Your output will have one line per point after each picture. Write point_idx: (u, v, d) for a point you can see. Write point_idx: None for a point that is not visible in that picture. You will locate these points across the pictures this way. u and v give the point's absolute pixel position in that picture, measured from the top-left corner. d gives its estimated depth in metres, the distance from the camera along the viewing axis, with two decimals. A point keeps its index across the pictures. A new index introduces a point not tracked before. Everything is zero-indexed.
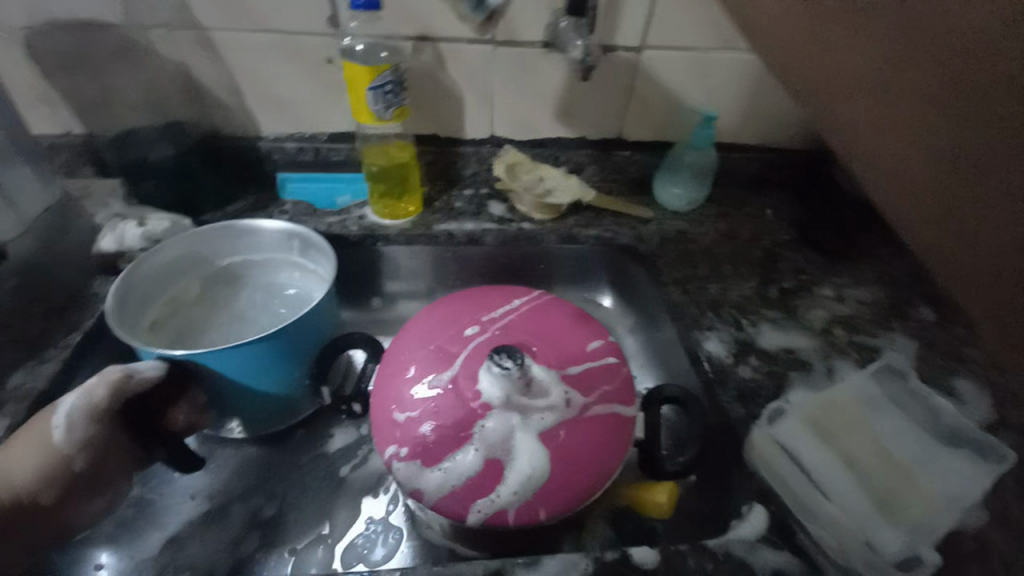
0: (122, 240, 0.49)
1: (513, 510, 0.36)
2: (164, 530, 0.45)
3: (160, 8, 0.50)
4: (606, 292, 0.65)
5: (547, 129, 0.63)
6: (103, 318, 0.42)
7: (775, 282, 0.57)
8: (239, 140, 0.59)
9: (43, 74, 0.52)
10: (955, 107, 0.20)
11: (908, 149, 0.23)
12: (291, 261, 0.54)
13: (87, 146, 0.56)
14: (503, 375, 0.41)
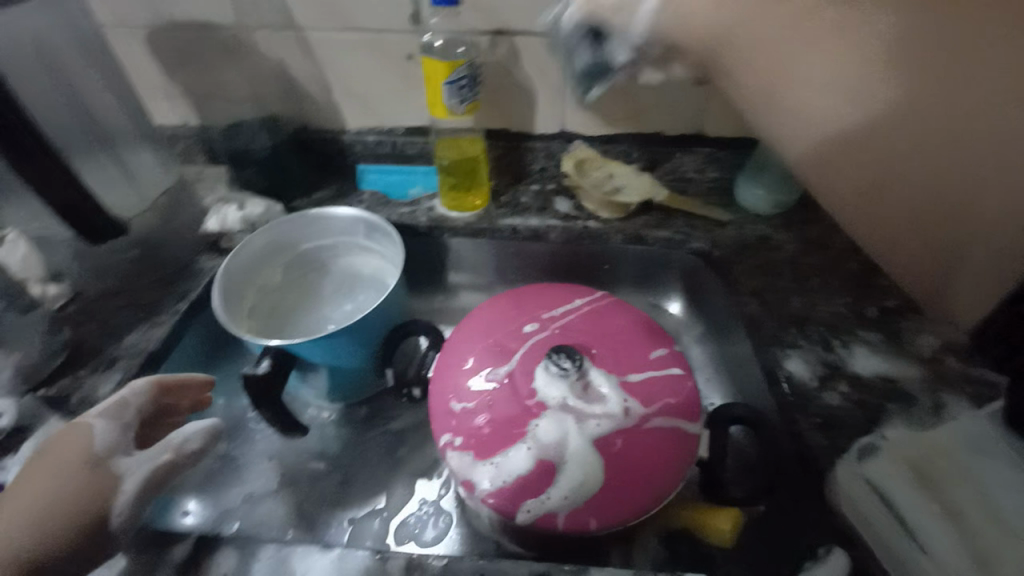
0: (225, 222, 0.55)
1: (562, 514, 0.36)
2: (242, 488, 0.49)
3: (263, 10, 0.54)
4: (674, 298, 0.61)
5: (621, 124, 0.61)
6: (220, 309, 0.47)
7: (875, 298, 0.51)
8: (326, 133, 0.63)
9: (167, 72, 0.58)
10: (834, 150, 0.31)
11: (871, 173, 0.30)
12: (358, 244, 0.57)
13: (201, 136, 0.63)
14: (561, 377, 0.41)
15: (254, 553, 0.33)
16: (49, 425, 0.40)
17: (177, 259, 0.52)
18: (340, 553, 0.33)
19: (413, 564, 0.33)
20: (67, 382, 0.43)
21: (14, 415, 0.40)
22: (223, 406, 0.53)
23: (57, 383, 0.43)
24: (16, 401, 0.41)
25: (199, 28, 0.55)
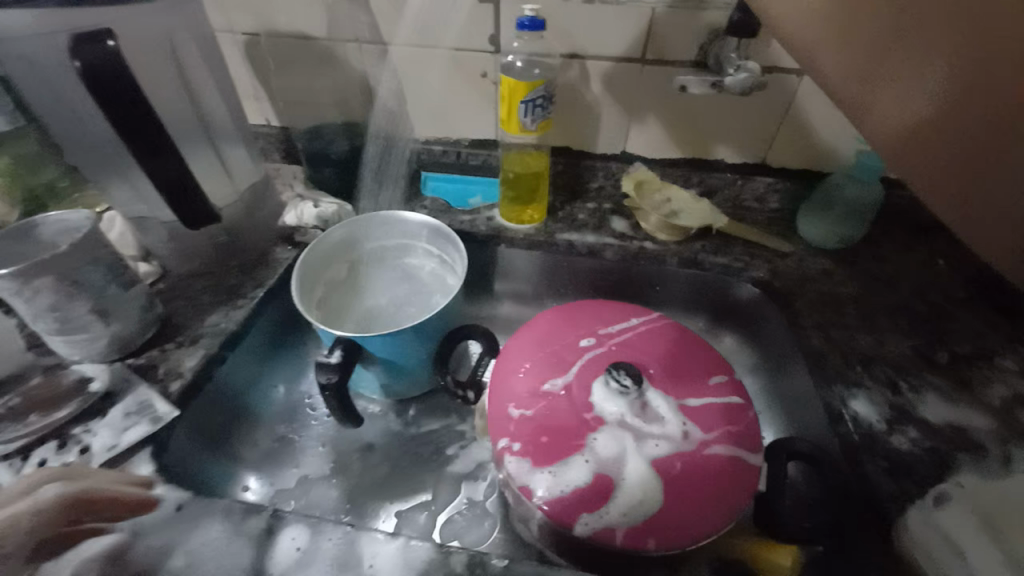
0: (301, 216, 0.59)
1: (621, 530, 0.36)
2: (299, 470, 0.52)
3: (356, 25, 0.57)
4: (726, 324, 0.61)
5: (682, 151, 0.62)
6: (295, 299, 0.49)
7: (946, 343, 0.49)
8: (396, 142, 0.67)
9: (261, 76, 0.63)
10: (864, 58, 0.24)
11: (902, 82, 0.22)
12: (420, 248, 0.60)
13: (282, 138, 0.67)
14: (621, 395, 0.42)
15: (325, 534, 0.35)
16: (136, 394, 0.43)
17: (258, 246, 0.57)
18: (405, 542, 0.34)
19: (475, 561, 0.33)
20: (155, 353, 0.46)
21: (105, 381, 0.43)
22: (285, 393, 0.57)
23: (145, 354, 0.46)
24: (107, 367, 0.44)
25: (294, 37, 0.59)
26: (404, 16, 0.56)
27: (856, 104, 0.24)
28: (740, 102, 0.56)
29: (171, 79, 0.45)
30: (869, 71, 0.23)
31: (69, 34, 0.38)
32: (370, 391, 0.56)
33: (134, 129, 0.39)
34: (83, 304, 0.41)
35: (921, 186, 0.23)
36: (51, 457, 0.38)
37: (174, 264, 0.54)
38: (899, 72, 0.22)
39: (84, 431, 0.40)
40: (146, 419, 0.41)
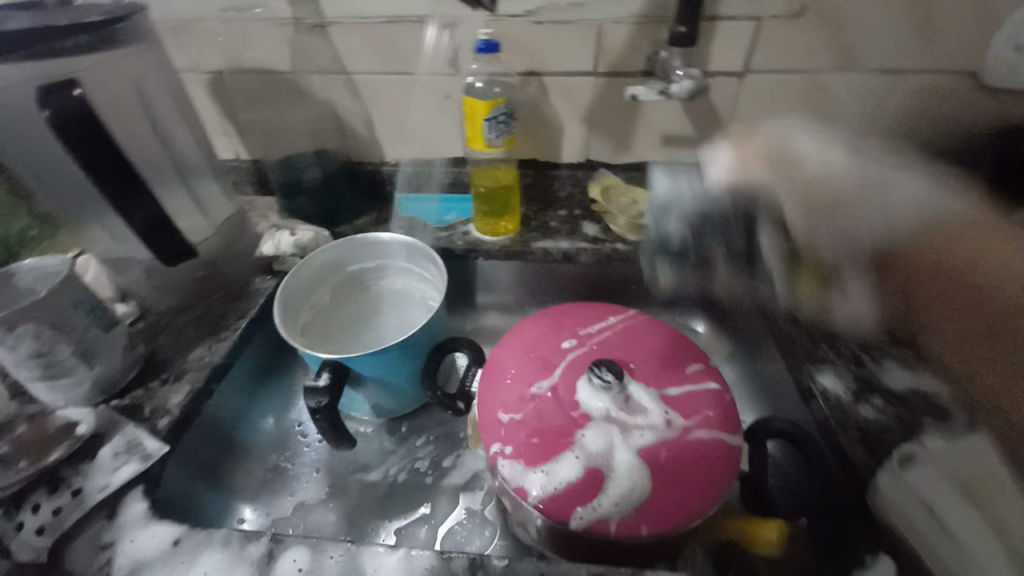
0: (278, 245, 0.59)
1: (614, 520, 0.37)
2: (294, 496, 0.52)
3: (319, 56, 0.59)
4: (700, 316, 0.64)
5: (643, 155, 0.65)
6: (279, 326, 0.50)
7: None
8: (368, 166, 0.69)
9: (229, 111, 0.64)
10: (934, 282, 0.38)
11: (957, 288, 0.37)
12: (401, 267, 0.61)
13: (253, 170, 0.68)
14: (605, 390, 0.44)
15: (326, 553, 0.35)
16: (124, 433, 0.42)
17: (239, 280, 0.59)
18: (407, 553, 0.35)
19: (476, 563, 0.34)
20: (140, 393, 0.46)
21: (92, 423, 0.42)
22: (275, 424, 0.57)
23: (130, 395, 0.46)
24: (92, 409, 0.44)
25: (260, 72, 0.61)
26: (366, 46, 0.58)
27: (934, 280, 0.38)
28: (691, 106, 0.60)
29: (140, 123, 0.46)
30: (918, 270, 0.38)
31: (37, 83, 0.38)
32: (363, 413, 0.56)
33: (105, 173, 0.39)
34: (66, 346, 0.41)
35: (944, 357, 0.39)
36: (44, 502, 0.38)
37: (152, 303, 0.54)
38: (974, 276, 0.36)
39: (75, 473, 0.40)
40: (136, 456, 0.41)
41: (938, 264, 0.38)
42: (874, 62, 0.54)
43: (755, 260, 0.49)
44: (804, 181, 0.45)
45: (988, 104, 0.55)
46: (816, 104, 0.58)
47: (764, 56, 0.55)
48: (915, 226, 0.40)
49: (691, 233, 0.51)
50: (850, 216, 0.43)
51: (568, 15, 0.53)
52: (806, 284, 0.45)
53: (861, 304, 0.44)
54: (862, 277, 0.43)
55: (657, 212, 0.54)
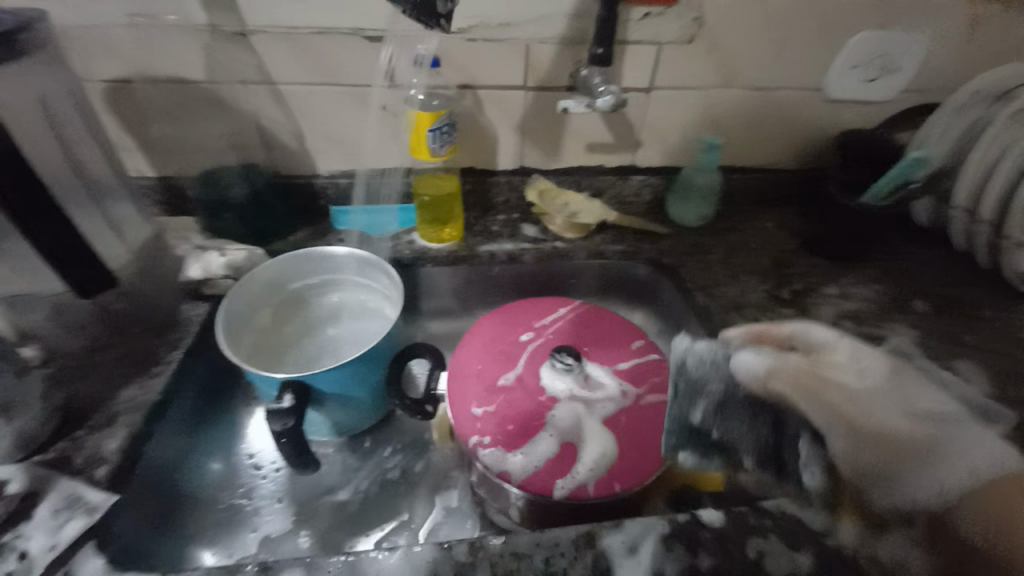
0: (208, 268, 0.55)
1: (591, 483, 0.41)
2: (258, 532, 0.49)
3: (241, 66, 0.56)
4: (633, 302, 0.72)
5: (571, 161, 0.72)
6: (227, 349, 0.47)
7: (786, 284, 0.65)
8: (299, 178, 0.66)
9: (132, 125, 0.58)
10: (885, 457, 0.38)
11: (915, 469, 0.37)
12: (348, 279, 0.60)
13: (165, 188, 0.62)
14: (567, 372, 0.48)
15: (322, 566, 0.35)
16: (61, 489, 0.38)
17: (164, 308, 0.53)
18: (406, 552, 0.36)
19: (475, 547, 0.36)
20: (68, 444, 0.41)
21: (25, 479, 0.38)
22: (223, 463, 0.53)
23: (55, 447, 0.41)
24: (19, 467, 0.39)
25: (171, 82, 0.56)
26: (294, 57, 0.56)
27: (889, 475, 0.37)
28: (609, 117, 0.67)
29: (45, 139, 0.41)
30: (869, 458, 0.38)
31: None
32: (322, 434, 0.54)
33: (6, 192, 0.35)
34: None
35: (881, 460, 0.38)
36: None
37: (59, 343, 0.48)
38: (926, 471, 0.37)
39: (16, 536, 0.35)
40: (83, 511, 0.36)
41: (930, 437, 0.39)
42: (747, 81, 0.66)
43: (784, 464, 0.42)
44: (829, 401, 0.41)
45: (825, 114, 0.70)
46: (707, 115, 0.69)
47: (666, 74, 0.64)
48: (896, 414, 0.40)
49: (706, 415, 0.44)
50: (857, 392, 0.41)
51: (497, 34, 0.57)
52: (830, 371, 0.43)
53: (928, 403, 0.41)
54: (906, 397, 0.42)
55: (681, 390, 0.45)
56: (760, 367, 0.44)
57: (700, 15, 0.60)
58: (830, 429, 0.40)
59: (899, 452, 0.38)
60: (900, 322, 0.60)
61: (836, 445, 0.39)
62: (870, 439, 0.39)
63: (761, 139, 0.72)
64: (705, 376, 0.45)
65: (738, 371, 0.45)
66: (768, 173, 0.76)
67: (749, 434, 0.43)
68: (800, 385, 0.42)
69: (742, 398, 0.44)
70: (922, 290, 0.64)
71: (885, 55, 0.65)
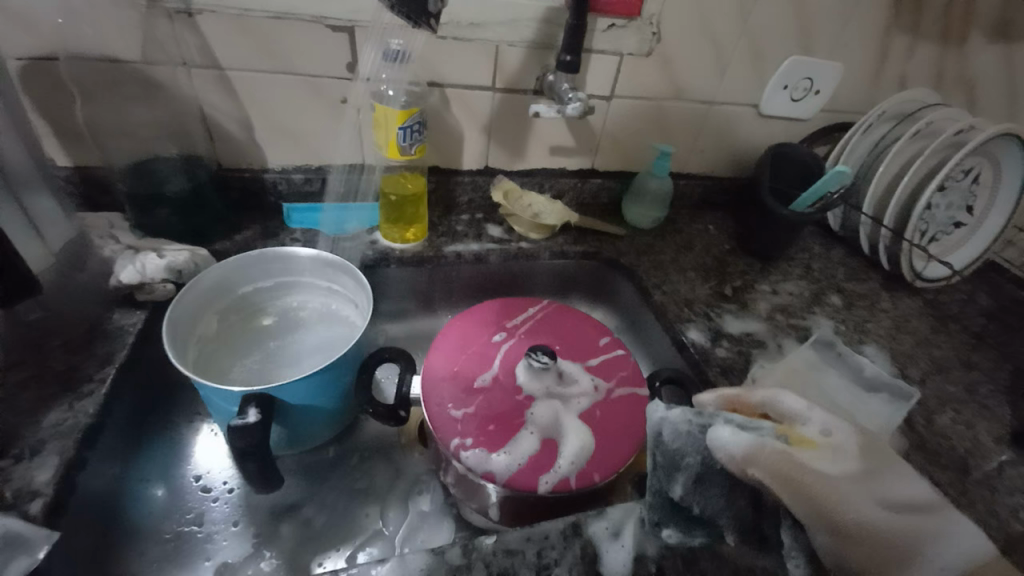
0: (144, 270, 0.48)
1: (573, 476, 0.42)
2: (212, 560, 0.45)
3: (182, 47, 0.51)
4: (593, 301, 0.75)
5: (534, 162, 0.73)
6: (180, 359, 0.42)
7: (728, 282, 0.71)
8: (247, 172, 0.61)
9: (42, 105, 0.50)
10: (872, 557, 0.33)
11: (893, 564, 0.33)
12: (305, 282, 0.56)
13: (83, 179, 0.55)
14: (544, 371, 0.49)
15: None
16: None
17: (93, 315, 0.47)
18: (398, 560, 0.35)
19: (468, 548, 0.36)
20: None
21: None
22: (167, 489, 0.48)
23: None
24: None
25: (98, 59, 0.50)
26: (244, 41, 0.52)
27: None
28: (572, 122, 0.70)
29: None
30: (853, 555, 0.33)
31: None
32: (284, 448, 0.51)
33: None
34: None
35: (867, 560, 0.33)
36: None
37: None
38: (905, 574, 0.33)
39: None
40: (21, 552, 0.32)
41: (914, 533, 0.34)
42: (695, 95, 0.72)
43: (764, 534, 0.37)
44: (814, 493, 0.34)
45: (760, 128, 0.78)
46: (659, 124, 0.74)
47: (624, 83, 0.68)
48: (885, 511, 0.34)
49: (687, 491, 0.38)
50: (836, 481, 0.35)
51: (468, 34, 0.57)
52: (804, 449, 0.38)
53: (910, 492, 0.36)
54: (880, 484, 0.36)
55: (660, 463, 0.39)
56: (737, 449, 0.37)
57: (658, 30, 0.64)
58: (815, 525, 0.34)
59: (886, 551, 0.33)
60: (822, 314, 0.68)
61: (822, 541, 0.34)
62: (858, 542, 0.33)
63: (705, 148, 0.79)
64: (682, 449, 0.39)
65: (715, 450, 0.38)
66: (710, 180, 0.82)
67: (728, 508, 0.37)
68: (780, 474, 0.35)
69: (719, 473, 0.38)
70: (838, 286, 0.73)
71: (809, 79, 0.74)
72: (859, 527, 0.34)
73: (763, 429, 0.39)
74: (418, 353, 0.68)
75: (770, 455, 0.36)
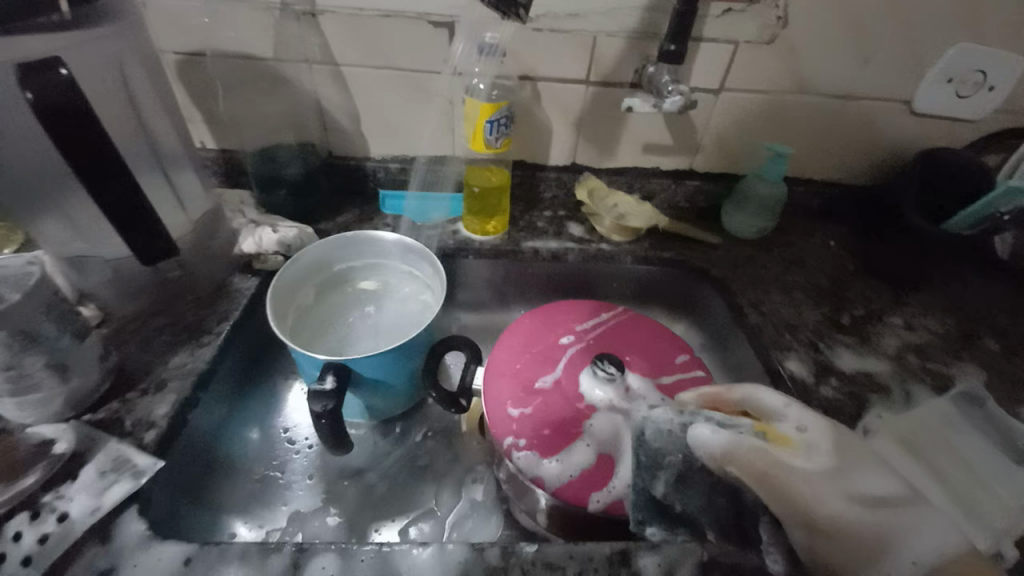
0: (260, 243, 0.55)
1: (628, 498, 0.39)
2: (286, 507, 0.50)
3: (306, 46, 0.57)
4: (676, 313, 0.69)
5: (624, 161, 0.69)
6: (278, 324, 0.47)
7: (846, 309, 0.61)
8: (351, 160, 0.66)
9: (198, 97, 0.60)
10: (842, 550, 0.32)
11: (861, 556, 0.32)
12: (391, 265, 0.60)
13: (224, 161, 0.64)
14: (609, 382, 0.47)
15: (355, 554, 0.35)
16: (108, 449, 0.39)
17: (215, 279, 0.54)
18: (438, 549, 0.36)
19: (508, 551, 0.36)
20: (117, 406, 0.43)
21: (71, 439, 0.39)
22: (260, 438, 0.54)
23: (106, 408, 0.43)
24: (68, 424, 0.40)
25: (242, 58, 0.57)
26: (357, 40, 0.56)
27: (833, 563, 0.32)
28: (671, 118, 0.65)
29: (121, 109, 0.43)
30: (823, 547, 0.32)
31: (11, 61, 0.34)
32: (357, 416, 0.55)
33: (86, 162, 0.36)
34: (39, 359, 0.37)
35: (834, 549, 0.32)
36: (26, 530, 0.34)
37: (118, 304, 0.50)
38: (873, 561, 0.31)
39: (57, 497, 0.36)
40: (127, 474, 0.38)
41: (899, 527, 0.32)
42: (825, 87, 0.62)
43: (747, 533, 0.38)
44: (791, 496, 0.33)
45: (908, 128, 0.65)
46: (775, 121, 0.65)
47: (736, 75, 0.61)
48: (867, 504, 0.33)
49: (671, 489, 0.39)
50: (808, 476, 0.34)
51: (565, 25, 0.56)
52: (784, 448, 0.36)
53: (884, 486, 0.34)
54: (854, 479, 0.34)
55: (642, 461, 0.40)
56: (715, 446, 0.36)
57: (784, 13, 0.56)
58: (792, 523, 0.33)
59: (846, 535, 0.32)
60: (971, 361, 0.55)
61: (797, 537, 0.33)
62: (824, 530, 0.32)
63: (833, 151, 0.68)
64: (663, 449, 0.39)
65: (693, 448, 0.37)
66: (835, 188, 0.71)
67: (709, 504, 0.38)
68: (759, 476, 0.34)
69: (701, 473, 0.39)
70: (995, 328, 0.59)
71: (984, 70, 0.60)
72: (826, 520, 0.32)
73: (742, 427, 0.37)
74: (488, 345, 0.69)
75: (750, 451, 0.35)
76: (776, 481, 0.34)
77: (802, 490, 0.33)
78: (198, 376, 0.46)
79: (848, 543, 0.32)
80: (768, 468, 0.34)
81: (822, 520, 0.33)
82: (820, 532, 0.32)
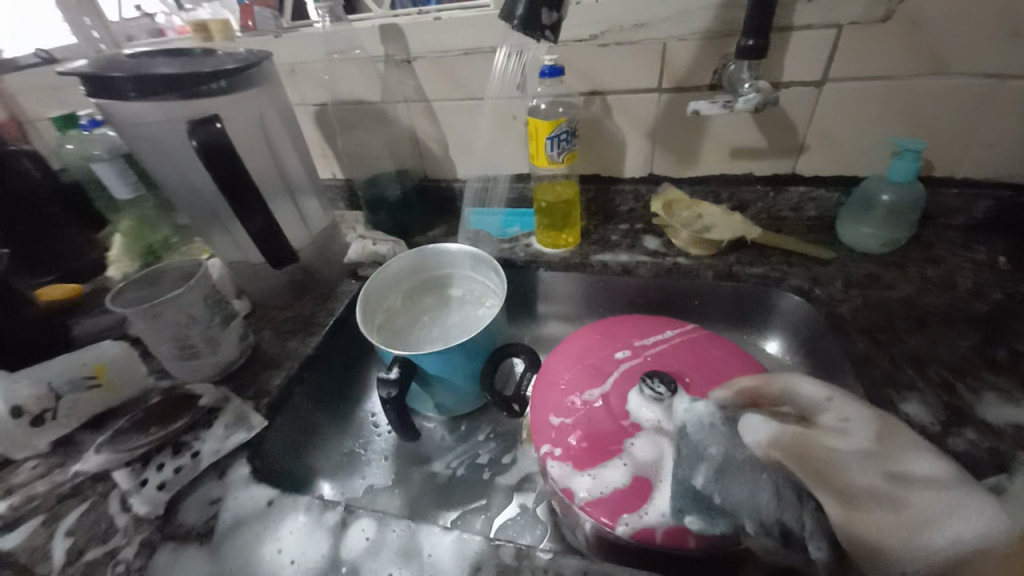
0: (363, 254, 0.67)
1: (661, 529, 0.36)
2: (364, 480, 0.58)
3: (403, 88, 0.67)
4: (772, 337, 0.61)
5: (709, 168, 0.65)
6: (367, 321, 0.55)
7: (1010, 342, 0.47)
8: (442, 182, 0.75)
9: (328, 138, 0.74)
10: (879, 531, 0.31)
11: (903, 539, 0.31)
12: (464, 275, 0.66)
13: (346, 188, 0.78)
14: (655, 403, 0.44)
15: (390, 524, 0.39)
16: (234, 408, 0.51)
17: (327, 282, 0.66)
18: (459, 535, 0.38)
19: (522, 553, 0.36)
20: (248, 375, 0.55)
21: (212, 396, 0.51)
22: (353, 418, 0.64)
23: (240, 375, 0.55)
24: (211, 385, 0.53)
25: (356, 102, 0.70)
26: (442, 77, 0.64)
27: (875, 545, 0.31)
28: (762, 118, 0.58)
29: (263, 151, 0.56)
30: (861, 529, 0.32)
31: (189, 119, 0.48)
32: (426, 410, 0.61)
33: (232, 190, 0.49)
34: (199, 334, 0.51)
35: (870, 529, 0.31)
36: (168, 461, 0.46)
37: (261, 299, 0.64)
38: (912, 542, 0.31)
39: (194, 439, 0.48)
40: (245, 428, 0.49)
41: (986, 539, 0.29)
42: (972, 66, 0.50)
43: (790, 532, 0.34)
44: (828, 473, 0.34)
45: None
46: (903, 112, 0.54)
47: (843, 63, 0.52)
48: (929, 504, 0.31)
49: (710, 480, 0.37)
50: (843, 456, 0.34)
51: (632, 36, 0.56)
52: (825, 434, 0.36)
53: (922, 467, 0.33)
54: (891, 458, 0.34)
55: (681, 453, 0.39)
56: (761, 432, 0.37)
57: None
58: (828, 497, 0.33)
59: (876, 512, 0.32)
60: None
61: (834, 513, 0.32)
62: (858, 508, 0.32)
63: (994, 143, 0.54)
64: (703, 440, 0.39)
65: (743, 435, 0.37)
66: (1004, 189, 0.57)
67: (751, 493, 0.35)
68: (796, 456, 0.35)
69: (744, 466, 0.36)
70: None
71: None
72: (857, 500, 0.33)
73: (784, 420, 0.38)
74: None
75: (791, 438, 0.36)
76: (809, 456, 0.35)
77: (834, 471, 0.34)
78: (309, 358, 0.58)
79: (881, 522, 0.32)
80: (805, 450, 0.35)
81: (851, 499, 0.33)
82: (855, 512, 0.32)
